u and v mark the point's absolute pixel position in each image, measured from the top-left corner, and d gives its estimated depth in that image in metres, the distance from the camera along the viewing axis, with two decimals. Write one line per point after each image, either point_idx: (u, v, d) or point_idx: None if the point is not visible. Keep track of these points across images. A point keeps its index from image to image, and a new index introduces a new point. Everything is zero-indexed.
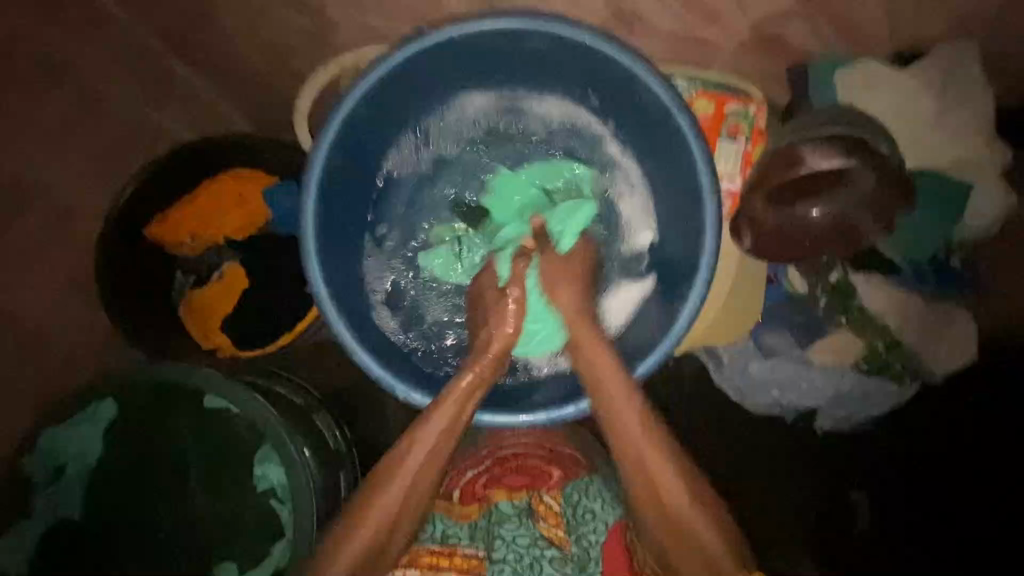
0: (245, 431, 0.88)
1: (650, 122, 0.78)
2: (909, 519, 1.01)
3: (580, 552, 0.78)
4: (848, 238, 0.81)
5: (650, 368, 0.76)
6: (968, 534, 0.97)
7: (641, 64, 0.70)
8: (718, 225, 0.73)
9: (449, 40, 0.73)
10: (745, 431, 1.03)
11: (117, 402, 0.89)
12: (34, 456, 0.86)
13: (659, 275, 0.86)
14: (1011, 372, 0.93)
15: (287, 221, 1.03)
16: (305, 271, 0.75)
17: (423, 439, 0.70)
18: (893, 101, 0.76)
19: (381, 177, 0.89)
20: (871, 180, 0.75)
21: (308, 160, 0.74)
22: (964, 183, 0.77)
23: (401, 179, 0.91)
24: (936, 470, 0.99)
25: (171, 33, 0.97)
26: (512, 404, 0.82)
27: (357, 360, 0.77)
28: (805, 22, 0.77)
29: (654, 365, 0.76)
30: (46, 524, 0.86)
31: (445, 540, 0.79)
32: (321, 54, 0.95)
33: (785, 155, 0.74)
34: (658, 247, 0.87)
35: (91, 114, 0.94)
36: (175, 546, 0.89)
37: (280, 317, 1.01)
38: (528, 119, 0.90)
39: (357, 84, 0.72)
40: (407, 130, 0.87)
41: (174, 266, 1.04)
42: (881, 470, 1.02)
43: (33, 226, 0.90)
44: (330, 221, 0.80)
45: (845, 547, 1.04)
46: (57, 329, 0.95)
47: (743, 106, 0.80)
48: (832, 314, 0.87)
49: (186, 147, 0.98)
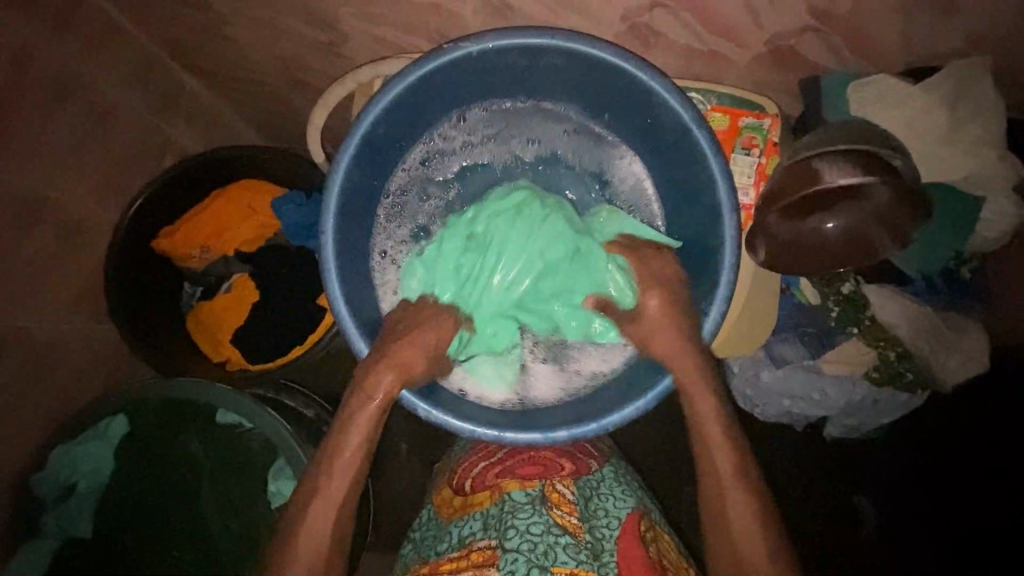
0: (259, 446, 0.89)
1: (666, 136, 0.78)
2: (918, 507, 1.04)
3: (593, 540, 0.73)
4: (862, 251, 0.80)
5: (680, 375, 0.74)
6: (980, 526, 0.97)
7: (660, 81, 0.71)
8: (738, 243, 0.73)
9: (467, 56, 0.73)
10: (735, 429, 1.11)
11: (129, 418, 0.88)
12: (42, 475, 0.83)
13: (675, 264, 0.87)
14: (1015, 376, 0.93)
15: (297, 233, 1.01)
16: (324, 286, 0.74)
17: (367, 411, 0.71)
18: (900, 120, 0.77)
19: (395, 183, 0.88)
20: (885, 194, 0.73)
21: (328, 178, 0.73)
22: (973, 197, 0.79)
23: (419, 183, 0.90)
24: (948, 465, 1.00)
25: (176, 44, 0.97)
26: (529, 421, 0.79)
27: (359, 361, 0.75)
28: (822, 38, 0.75)
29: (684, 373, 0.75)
30: (57, 542, 0.85)
31: (464, 542, 0.75)
32: (331, 63, 0.93)
33: (802, 170, 0.73)
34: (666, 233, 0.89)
35: (98, 128, 0.93)
36: (185, 559, 0.89)
37: (292, 335, 1.00)
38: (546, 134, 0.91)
39: (374, 102, 0.72)
40: (423, 140, 0.87)
41: (182, 278, 1.05)
42: (888, 459, 1.07)
43: (43, 240, 0.88)
44: (348, 233, 0.79)
45: (857, 549, 1.11)
46: (65, 343, 0.94)
47: (757, 120, 0.80)
48: (843, 326, 0.90)
49: (199, 156, 0.97)
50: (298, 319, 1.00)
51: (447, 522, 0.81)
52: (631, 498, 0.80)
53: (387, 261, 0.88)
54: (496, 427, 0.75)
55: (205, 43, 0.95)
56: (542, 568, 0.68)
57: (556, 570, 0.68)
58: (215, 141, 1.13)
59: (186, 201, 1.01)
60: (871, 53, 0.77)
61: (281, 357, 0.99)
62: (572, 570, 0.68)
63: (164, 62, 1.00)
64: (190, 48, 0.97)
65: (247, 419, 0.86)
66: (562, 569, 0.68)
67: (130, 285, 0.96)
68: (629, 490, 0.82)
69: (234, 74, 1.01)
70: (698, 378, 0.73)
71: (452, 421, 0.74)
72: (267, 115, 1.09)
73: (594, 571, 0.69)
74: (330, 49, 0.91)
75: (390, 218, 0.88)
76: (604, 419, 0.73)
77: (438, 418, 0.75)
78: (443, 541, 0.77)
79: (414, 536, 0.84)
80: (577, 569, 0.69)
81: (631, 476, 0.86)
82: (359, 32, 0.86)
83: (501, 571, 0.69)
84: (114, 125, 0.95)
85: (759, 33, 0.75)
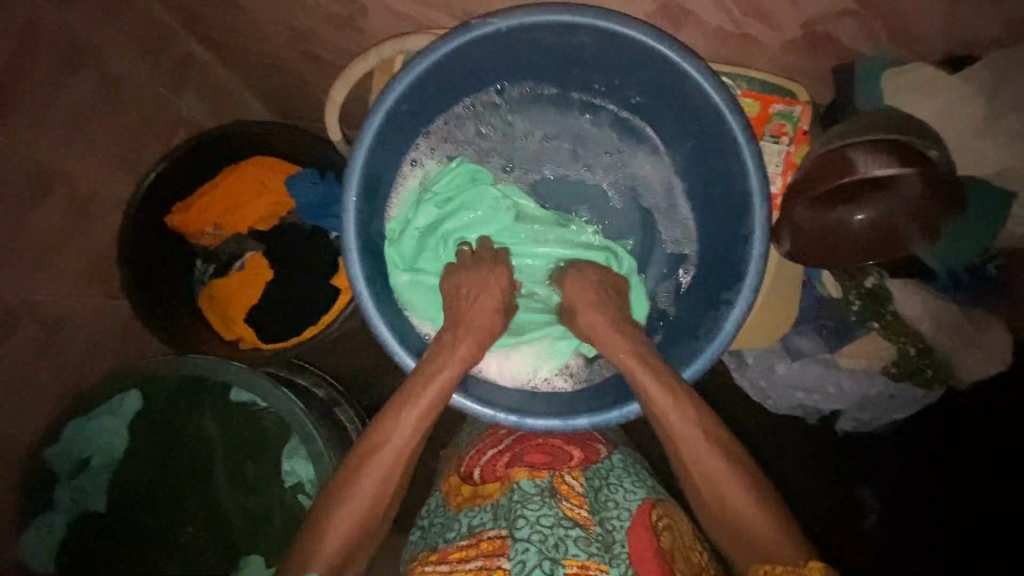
0: (273, 426, 0.88)
1: (696, 117, 0.76)
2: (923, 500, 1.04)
3: (604, 533, 0.73)
4: (886, 243, 0.79)
5: (698, 371, 0.74)
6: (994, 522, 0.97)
7: (695, 62, 0.68)
8: (767, 233, 0.71)
9: (496, 32, 0.70)
10: (744, 420, 1.11)
11: (142, 394, 0.89)
12: (57, 448, 0.84)
13: (703, 243, 0.86)
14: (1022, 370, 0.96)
15: (310, 211, 0.99)
16: (342, 250, 0.73)
17: (373, 469, 0.66)
18: (935, 108, 0.75)
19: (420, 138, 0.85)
20: (917, 186, 0.72)
21: (353, 145, 0.72)
22: (1007, 191, 0.77)
23: (441, 140, 0.87)
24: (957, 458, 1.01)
25: (187, 14, 0.94)
26: (551, 410, 0.79)
27: (373, 330, 0.74)
28: (858, 23, 0.73)
29: (703, 366, 0.75)
30: (69, 516, 0.86)
31: (474, 532, 0.74)
32: (347, 37, 0.90)
33: (832, 160, 0.71)
34: (692, 205, 0.87)
35: (109, 99, 0.91)
36: (197, 540, 0.89)
37: (305, 314, 0.98)
38: (578, 102, 0.88)
39: (402, 75, 0.70)
40: (452, 104, 0.83)
41: (192, 255, 1.05)
42: (897, 455, 1.06)
43: (54, 213, 0.87)
44: (370, 198, 0.77)
45: (863, 547, 1.08)
46: (74, 320, 0.93)
47: (788, 107, 0.78)
48: (864, 320, 0.89)
49: (207, 133, 0.94)
50: (311, 298, 0.98)
51: (455, 512, 0.79)
52: (641, 488, 0.79)
53: (396, 196, 0.86)
54: (518, 413, 0.74)
55: (220, 14, 0.93)
56: (553, 560, 0.67)
57: (567, 564, 0.67)
58: (227, 117, 1.11)
59: (195, 177, 0.99)
60: (909, 41, 0.74)
61: (295, 335, 0.98)
62: (583, 563, 0.68)
63: (176, 33, 0.97)
64: (204, 19, 0.95)
65: (262, 397, 0.85)
66: (573, 562, 0.68)
67: (142, 262, 0.95)
68: (638, 480, 0.81)
69: (247, 47, 0.98)
70: (693, 396, 0.70)
71: (471, 405, 0.74)
72: (279, 89, 1.06)
73: (606, 564, 0.69)
74: (347, 22, 0.88)
75: (413, 172, 0.86)
76: (625, 407, 0.73)
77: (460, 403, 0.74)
78: (451, 530, 0.76)
79: (422, 525, 0.83)
80: (589, 562, 0.68)
81: (636, 460, 0.86)
82: (378, 5, 0.84)
83: (512, 561, 0.68)
84: (124, 96, 0.93)
85: (793, 16, 0.72)
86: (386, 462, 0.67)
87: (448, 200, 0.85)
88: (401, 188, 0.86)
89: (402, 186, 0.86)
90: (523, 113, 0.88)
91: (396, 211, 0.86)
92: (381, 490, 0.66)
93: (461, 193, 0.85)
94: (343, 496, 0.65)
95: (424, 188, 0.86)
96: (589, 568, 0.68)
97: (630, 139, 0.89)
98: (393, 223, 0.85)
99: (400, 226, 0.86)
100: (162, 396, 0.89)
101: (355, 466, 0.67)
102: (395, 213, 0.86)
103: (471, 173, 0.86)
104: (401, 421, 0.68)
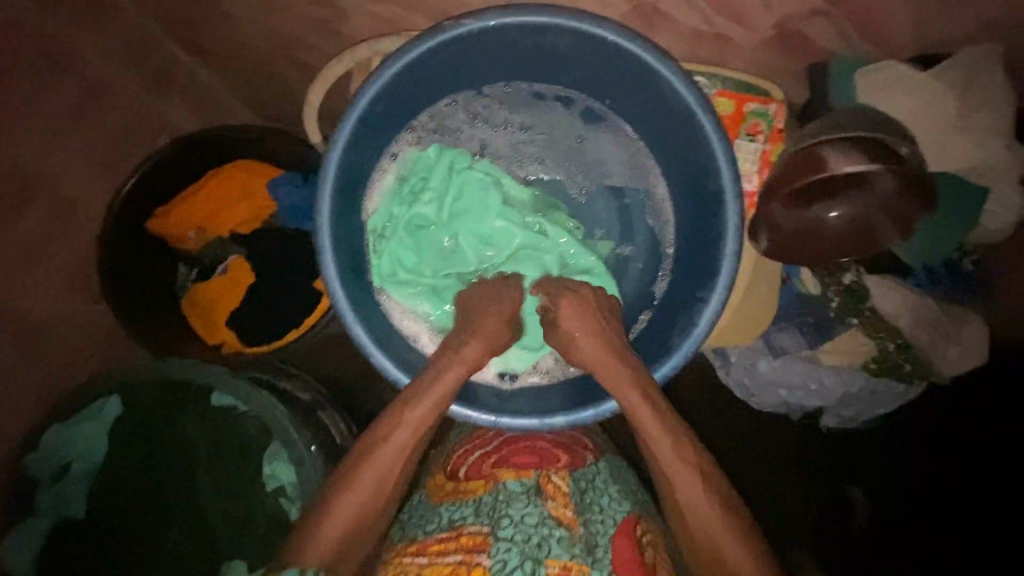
0: (254, 431, 0.88)
1: (669, 117, 0.76)
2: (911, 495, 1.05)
3: (588, 535, 0.71)
4: (863, 240, 0.80)
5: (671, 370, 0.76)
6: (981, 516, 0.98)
7: (665, 63, 0.69)
8: (740, 229, 0.72)
9: (468, 33, 0.71)
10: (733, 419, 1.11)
11: (122, 400, 0.88)
12: (38, 454, 0.85)
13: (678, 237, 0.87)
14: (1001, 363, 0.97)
15: (297, 214, 1.00)
16: (317, 252, 0.73)
17: (357, 490, 0.64)
18: (909, 106, 0.75)
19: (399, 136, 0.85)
20: (890, 183, 0.72)
21: (328, 148, 0.72)
22: (982, 186, 0.77)
23: (419, 136, 0.87)
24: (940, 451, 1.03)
25: (170, 21, 0.95)
26: (535, 408, 0.79)
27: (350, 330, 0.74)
28: (827, 23, 0.74)
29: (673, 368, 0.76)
30: (51, 521, 0.86)
31: (453, 525, 0.73)
32: (330, 42, 0.91)
33: (805, 159, 0.71)
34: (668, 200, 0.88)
35: (92, 105, 0.91)
36: (175, 550, 0.87)
37: (287, 317, 0.98)
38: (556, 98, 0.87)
39: (375, 78, 0.70)
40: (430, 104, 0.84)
41: (176, 258, 1.03)
42: (883, 450, 1.07)
43: (34, 219, 0.87)
44: (346, 199, 0.77)
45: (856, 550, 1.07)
46: (58, 327, 0.93)
47: (763, 106, 0.79)
48: (843, 316, 0.90)
49: (192, 137, 0.95)
50: (293, 301, 0.99)
51: (436, 504, 0.78)
52: (626, 501, 0.77)
53: (374, 188, 0.86)
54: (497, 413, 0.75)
55: (201, 18, 0.93)
56: (535, 561, 0.67)
57: (549, 565, 0.67)
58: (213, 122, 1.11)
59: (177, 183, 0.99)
60: (882, 41, 0.75)
61: (281, 338, 0.98)
62: (564, 564, 0.67)
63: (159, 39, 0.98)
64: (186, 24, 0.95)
65: (243, 402, 0.86)
66: (555, 562, 0.67)
67: (125, 267, 0.95)
68: (623, 489, 0.80)
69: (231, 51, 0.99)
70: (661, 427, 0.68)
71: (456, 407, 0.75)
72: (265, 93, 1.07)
73: (588, 566, 0.68)
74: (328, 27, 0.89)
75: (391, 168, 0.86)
76: (601, 406, 0.74)
77: (459, 413, 0.75)
78: (431, 521, 0.75)
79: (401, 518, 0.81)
80: (570, 563, 0.67)
81: (624, 469, 0.87)
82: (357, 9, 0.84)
83: (493, 560, 0.68)
84: (106, 103, 0.93)
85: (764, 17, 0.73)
86: (371, 479, 0.65)
87: (439, 191, 0.85)
88: (378, 181, 0.86)
89: (380, 178, 0.86)
90: (501, 107, 0.88)
91: (377, 202, 0.86)
92: (364, 513, 0.64)
93: (451, 182, 0.85)
94: (328, 520, 0.62)
95: (408, 180, 0.86)
96: (571, 570, 0.67)
97: (606, 135, 0.89)
98: (374, 216, 0.86)
99: (384, 215, 0.86)
100: (135, 401, 0.89)
101: (339, 489, 0.64)
102: (373, 208, 0.86)
103: (451, 160, 0.86)
104: (394, 430, 0.68)
